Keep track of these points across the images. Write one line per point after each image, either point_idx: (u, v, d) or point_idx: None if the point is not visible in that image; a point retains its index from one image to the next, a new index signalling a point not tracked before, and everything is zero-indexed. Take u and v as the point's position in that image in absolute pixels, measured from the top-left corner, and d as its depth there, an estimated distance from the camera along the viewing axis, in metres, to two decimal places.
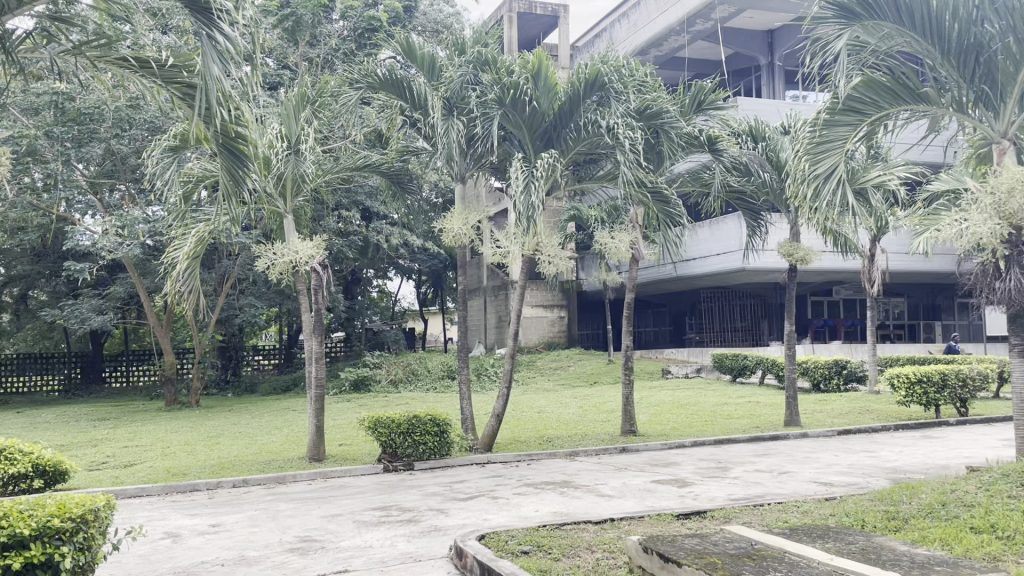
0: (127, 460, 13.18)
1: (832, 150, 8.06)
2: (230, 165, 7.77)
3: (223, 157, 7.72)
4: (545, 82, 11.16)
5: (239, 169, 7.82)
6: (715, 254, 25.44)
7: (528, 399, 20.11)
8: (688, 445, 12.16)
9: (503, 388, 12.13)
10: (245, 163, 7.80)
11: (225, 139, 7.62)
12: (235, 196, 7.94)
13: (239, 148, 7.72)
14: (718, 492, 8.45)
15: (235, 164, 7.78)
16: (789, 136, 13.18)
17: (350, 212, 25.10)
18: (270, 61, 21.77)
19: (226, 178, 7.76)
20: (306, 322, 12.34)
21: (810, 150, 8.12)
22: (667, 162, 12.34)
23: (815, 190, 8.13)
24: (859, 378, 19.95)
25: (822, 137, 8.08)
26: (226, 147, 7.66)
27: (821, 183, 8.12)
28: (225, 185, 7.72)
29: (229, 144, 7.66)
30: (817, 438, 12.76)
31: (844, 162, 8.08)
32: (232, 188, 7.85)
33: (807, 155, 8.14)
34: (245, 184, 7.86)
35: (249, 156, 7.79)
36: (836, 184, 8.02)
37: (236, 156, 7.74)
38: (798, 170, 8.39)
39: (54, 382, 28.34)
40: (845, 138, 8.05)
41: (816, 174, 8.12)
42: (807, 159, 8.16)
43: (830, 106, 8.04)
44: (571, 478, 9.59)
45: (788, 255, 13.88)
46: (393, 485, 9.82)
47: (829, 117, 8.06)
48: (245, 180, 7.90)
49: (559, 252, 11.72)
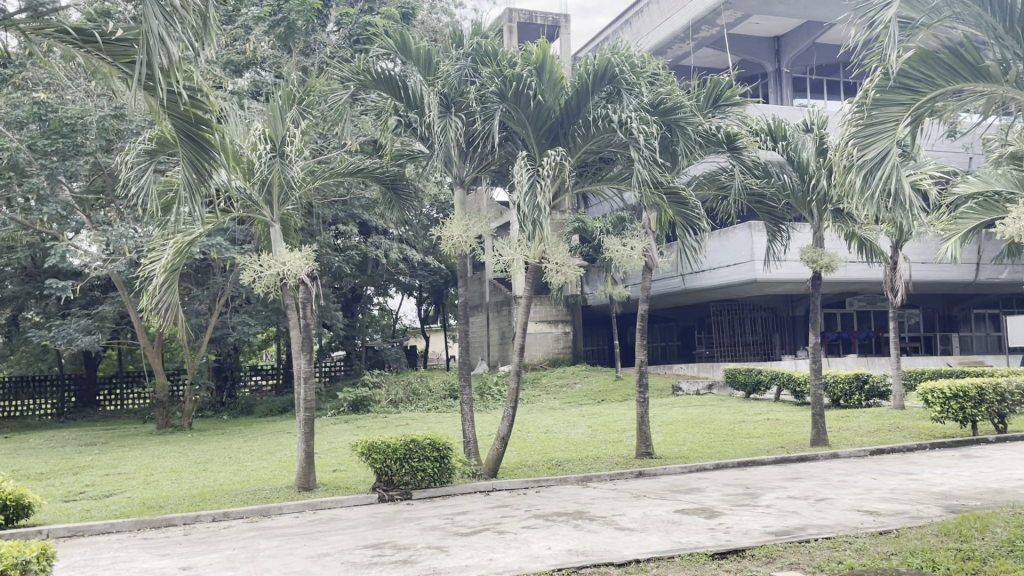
0: (105, 490, 12.20)
1: (884, 133, 7.24)
2: (192, 155, 6.90)
3: (184, 146, 6.86)
4: (551, 75, 10.36)
5: (204, 160, 6.94)
6: (723, 266, 24.68)
7: (534, 418, 19.19)
8: (710, 469, 11.22)
9: (508, 408, 11.17)
10: (211, 153, 6.93)
11: (187, 127, 6.77)
12: (201, 193, 7.00)
13: (203, 136, 6.85)
14: (753, 523, 7.51)
15: (199, 154, 6.90)
16: (812, 135, 12.42)
17: (348, 226, 24.28)
18: (266, 71, 20.80)
19: (187, 170, 6.88)
20: (295, 339, 11.45)
21: (858, 135, 7.32)
22: (683, 161, 11.44)
23: (866, 178, 7.29)
24: (882, 393, 19.10)
25: (870, 118, 7.28)
26: (187, 136, 6.81)
27: (872, 170, 7.27)
28: (185, 179, 6.82)
29: (191, 131, 6.81)
30: (849, 459, 11.84)
31: (897, 145, 7.26)
32: (195, 183, 6.93)
33: (854, 139, 7.34)
34: (209, 178, 6.98)
35: (215, 146, 6.92)
36: (888, 172, 7.17)
37: (199, 145, 6.87)
38: (843, 158, 7.57)
39: (46, 406, 27.35)
40: (898, 119, 7.22)
41: (865, 161, 7.29)
42: (854, 143, 7.34)
43: (879, 83, 7.23)
44: (586, 508, 8.67)
45: (812, 262, 12.97)
46: (389, 517, 8.89)
47: (878, 96, 7.26)
48: (210, 173, 6.99)
49: (567, 259, 10.85)
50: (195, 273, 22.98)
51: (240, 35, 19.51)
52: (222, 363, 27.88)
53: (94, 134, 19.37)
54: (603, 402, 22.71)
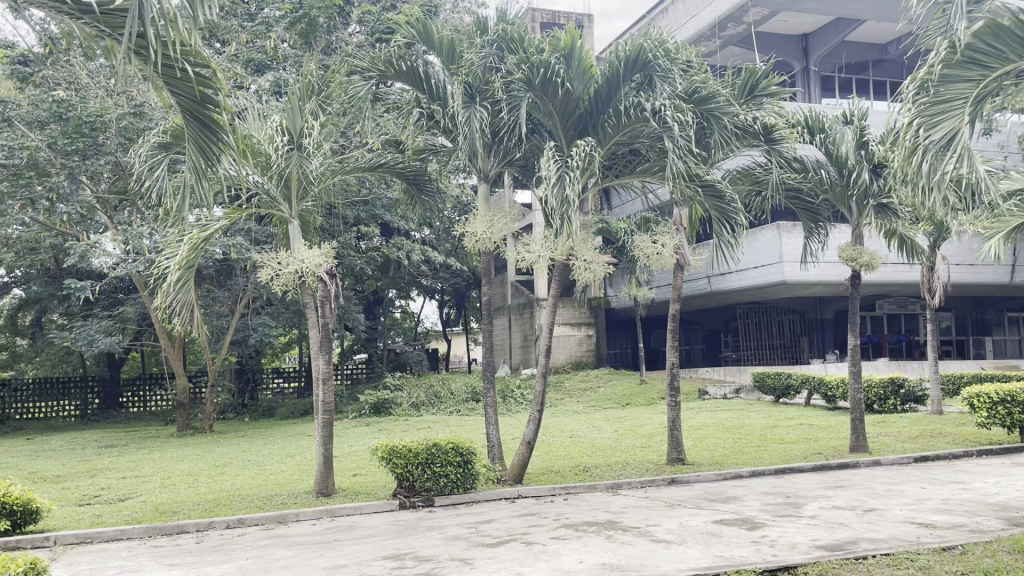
0: (120, 493, 11.91)
1: (952, 112, 6.81)
2: (198, 137, 6.51)
3: (190, 127, 6.46)
4: (579, 63, 9.90)
5: (211, 142, 6.53)
6: (751, 268, 24.06)
7: (558, 422, 18.74)
8: (746, 476, 10.72)
9: (534, 410, 10.71)
10: (220, 137, 6.52)
11: (194, 107, 6.35)
12: (207, 175, 6.65)
13: (211, 117, 6.42)
14: (800, 536, 7.03)
15: (205, 136, 6.50)
16: (852, 127, 11.91)
17: (370, 227, 23.89)
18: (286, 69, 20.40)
19: (194, 153, 6.51)
20: (313, 339, 11.02)
21: (925, 115, 6.90)
22: (718, 153, 10.92)
23: (933, 161, 6.86)
24: (918, 398, 18.45)
25: (937, 96, 6.85)
26: (194, 116, 6.39)
27: (941, 152, 6.84)
28: (191, 162, 6.46)
29: (198, 112, 6.38)
30: (892, 467, 11.29)
31: (966, 124, 6.79)
32: (201, 165, 6.58)
33: (920, 119, 6.92)
34: (217, 162, 6.61)
35: (224, 128, 6.50)
36: (954, 153, 6.72)
37: (206, 127, 6.45)
38: (904, 141, 7.17)
39: (70, 407, 27.25)
40: (967, 96, 6.77)
41: (931, 142, 6.88)
42: (920, 123, 6.93)
43: (946, 57, 6.75)
44: (618, 517, 8.21)
45: (851, 260, 12.41)
46: (410, 526, 8.47)
47: (945, 72, 6.81)
48: (219, 156, 6.60)
49: (596, 255, 10.39)
50: (216, 275, 22.75)
51: (260, 32, 19.26)
52: (243, 365, 27.67)
53: (114, 133, 19.17)
54: (628, 406, 22.19)
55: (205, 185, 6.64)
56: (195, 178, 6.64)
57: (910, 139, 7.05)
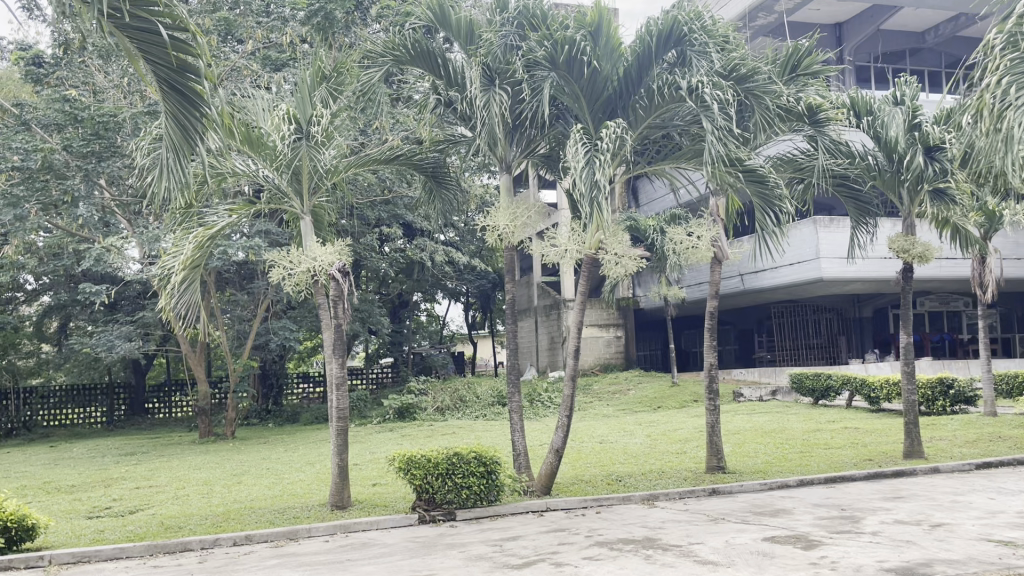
0: (131, 505, 11.32)
1: None
2: (178, 111, 5.97)
3: (168, 98, 5.92)
4: (607, 39, 9.26)
5: (194, 116, 5.96)
6: (787, 265, 23.17)
7: (587, 427, 17.99)
8: (793, 486, 9.92)
9: (563, 416, 9.97)
10: (201, 110, 5.95)
11: (172, 76, 5.79)
12: (187, 153, 6.09)
13: (191, 87, 5.86)
14: (865, 557, 6.23)
15: (185, 109, 5.95)
16: (902, 107, 11.12)
17: (392, 227, 23.27)
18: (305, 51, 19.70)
19: (171, 127, 5.96)
20: (327, 341, 10.35)
21: (1015, 73, 7.24)
22: (761, 135, 10.13)
23: None
24: (969, 399, 17.44)
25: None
26: (173, 87, 5.85)
27: None
28: (168, 138, 5.93)
29: (178, 82, 5.83)
30: (952, 475, 10.43)
31: None
32: (181, 142, 6.02)
33: (1009, 77, 7.25)
34: (198, 138, 6.02)
35: (205, 101, 5.93)
36: None
37: (187, 99, 5.90)
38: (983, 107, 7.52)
39: (96, 413, 26.88)
40: None
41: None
42: (1012, 83, 7.25)
43: None
44: (656, 534, 7.46)
45: (903, 251, 11.56)
46: (431, 543, 7.79)
47: None
48: (201, 132, 6.02)
49: (628, 249, 9.62)
50: (237, 278, 22.33)
51: (276, 26, 18.71)
52: (267, 370, 27.16)
53: (129, 133, 18.69)
54: (660, 409, 21.37)
55: (185, 164, 6.11)
56: (174, 155, 6.10)
57: (999, 99, 7.29)
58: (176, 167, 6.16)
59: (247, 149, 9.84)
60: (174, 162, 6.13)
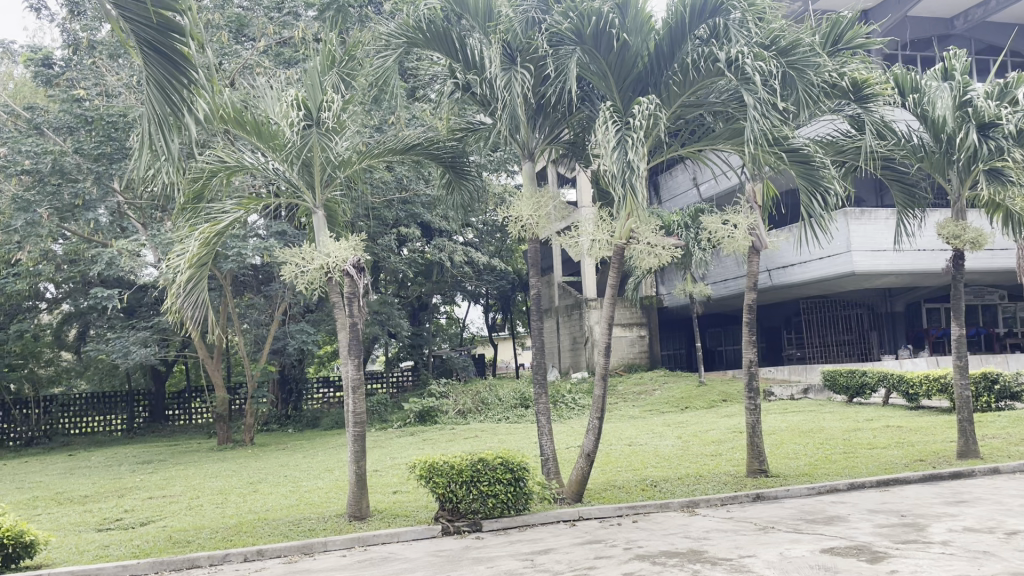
0: (142, 518, 10.77)
1: None
2: (161, 77, 5.35)
3: (149, 63, 5.31)
4: (636, 13, 8.66)
5: (179, 82, 5.36)
6: (817, 258, 22.42)
7: (615, 429, 17.32)
8: (843, 490, 9.23)
9: (594, 418, 9.34)
10: (188, 75, 5.36)
11: (154, 35, 5.22)
12: (170, 123, 5.43)
13: (176, 48, 5.28)
14: (940, 571, 5.56)
15: (170, 74, 5.34)
16: (948, 83, 10.47)
17: (410, 228, 22.68)
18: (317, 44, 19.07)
19: (154, 93, 5.34)
20: (342, 341, 9.76)
21: None
22: (803, 113, 9.49)
23: None
24: (1015, 395, 16.56)
25: None
26: (155, 49, 5.26)
27: None
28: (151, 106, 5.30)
29: (160, 42, 5.25)
30: (1014, 476, 9.68)
31: None
32: (164, 110, 5.39)
33: None
34: (184, 105, 5.40)
35: (193, 64, 5.35)
36: None
37: (170, 62, 5.31)
38: None
39: (117, 422, 26.53)
40: None
41: None
42: None
43: None
44: (702, 546, 6.82)
45: (954, 238, 10.82)
46: (455, 557, 7.19)
47: None
48: (188, 98, 5.41)
49: (661, 238, 8.96)
50: (254, 280, 21.88)
51: (288, 22, 18.32)
52: (286, 375, 26.71)
53: None
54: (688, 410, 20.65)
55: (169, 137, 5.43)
56: (157, 129, 5.47)
57: None
58: (158, 141, 5.52)
59: (255, 139, 9.31)
60: (158, 140, 5.49)
